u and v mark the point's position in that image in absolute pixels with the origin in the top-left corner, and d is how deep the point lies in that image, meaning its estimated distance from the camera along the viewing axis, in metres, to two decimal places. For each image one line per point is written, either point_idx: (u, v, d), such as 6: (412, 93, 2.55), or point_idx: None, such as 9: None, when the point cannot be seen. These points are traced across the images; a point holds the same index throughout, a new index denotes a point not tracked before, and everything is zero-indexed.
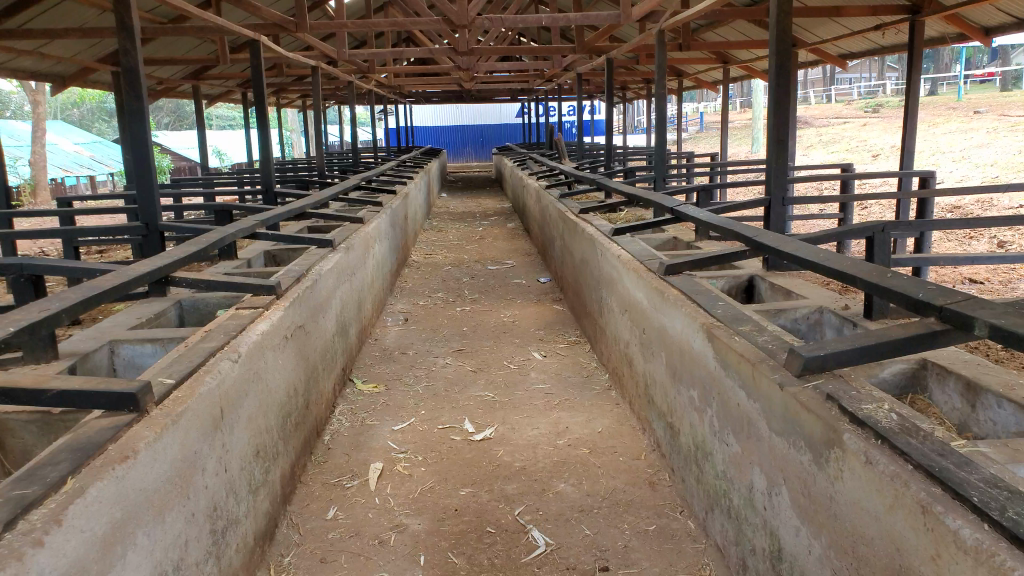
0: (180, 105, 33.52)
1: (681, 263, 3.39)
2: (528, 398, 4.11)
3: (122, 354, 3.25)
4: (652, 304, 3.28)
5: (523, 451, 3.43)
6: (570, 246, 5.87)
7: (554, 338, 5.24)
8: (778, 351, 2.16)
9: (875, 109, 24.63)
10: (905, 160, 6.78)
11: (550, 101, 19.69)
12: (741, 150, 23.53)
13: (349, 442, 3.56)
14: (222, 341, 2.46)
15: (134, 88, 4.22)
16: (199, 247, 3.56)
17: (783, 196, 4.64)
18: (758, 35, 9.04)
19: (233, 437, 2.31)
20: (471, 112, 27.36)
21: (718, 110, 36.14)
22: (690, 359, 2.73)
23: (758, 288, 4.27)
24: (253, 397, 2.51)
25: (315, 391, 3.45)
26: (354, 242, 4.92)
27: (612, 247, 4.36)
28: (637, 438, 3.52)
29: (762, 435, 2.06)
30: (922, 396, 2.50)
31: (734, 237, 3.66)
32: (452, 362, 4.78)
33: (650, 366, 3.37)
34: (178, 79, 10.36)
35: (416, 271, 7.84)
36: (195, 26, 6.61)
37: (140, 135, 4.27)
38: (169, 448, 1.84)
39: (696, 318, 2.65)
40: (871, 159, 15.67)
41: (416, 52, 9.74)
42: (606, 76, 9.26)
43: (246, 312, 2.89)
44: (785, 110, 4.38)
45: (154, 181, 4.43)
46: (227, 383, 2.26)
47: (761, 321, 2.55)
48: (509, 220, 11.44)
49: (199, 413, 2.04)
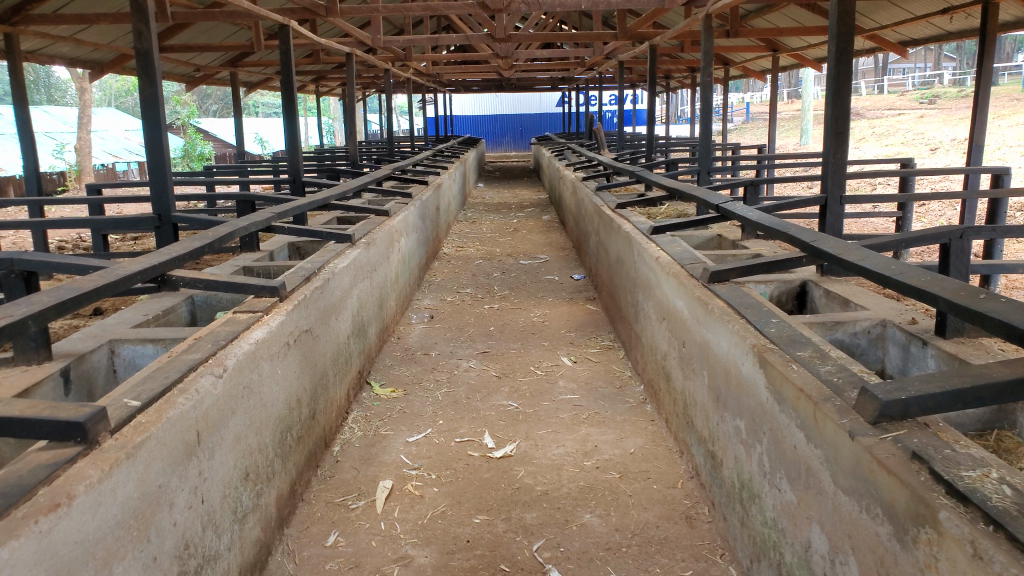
0: (228, 93, 34.08)
1: (729, 270, 3.01)
2: (556, 410, 3.80)
3: (123, 355, 3.00)
4: (694, 316, 2.92)
5: (546, 473, 3.13)
6: (606, 243, 5.51)
7: (585, 343, 4.91)
8: (847, 389, 1.80)
9: (931, 100, 23.51)
10: (973, 156, 6.23)
11: (591, 90, 19.19)
12: (790, 142, 22.69)
13: (360, 455, 3.30)
14: (208, 352, 2.18)
15: (147, 73, 3.97)
16: (205, 241, 3.29)
17: (840, 194, 4.19)
18: (812, 22, 8.48)
19: (215, 463, 2.02)
20: (511, 100, 27.02)
21: (764, 102, 35.16)
22: (736, 383, 2.39)
23: (811, 295, 3.88)
24: (243, 415, 2.24)
25: (323, 400, 3.18)
26: (377, 236, 4.66)
27: (651, 247, 3.99)
28: (674, 462, 3.19)
29: (824, 489, 1.72)
30: (1010, 433, 2.14)
31: (787, 240, 3.25)
32: (476, 366, 4.49)
33: (690, 384, 3.02)
34: (217, 66, 10.20)
35: (447, 264, 7.58)
36: (226, 11, 6.35)
37: (153, 121, 4.01)
38: (124, 490, 1.54)
39: (747, 339, 2.29)
40: (929, 153, 14.84)
41: (452, 39, 9.31)
42: (649, 64, 8.80)
43: (244, 315, 2.61)
44: (845, 100, 3.96)
45: (169, 169, 4.17)
46: (206, 404, 1.97)
47: (823, 345, 2.19)
48: (544, 212, 11.12)
49: (167, 441, 1.75)
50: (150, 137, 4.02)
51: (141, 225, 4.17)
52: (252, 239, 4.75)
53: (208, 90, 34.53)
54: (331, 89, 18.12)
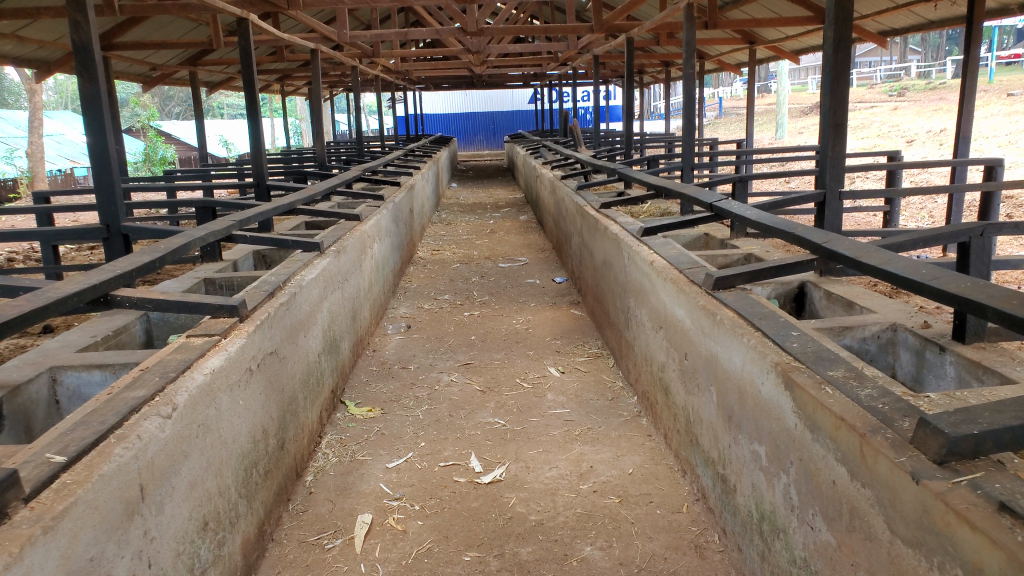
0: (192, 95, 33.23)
1: (733, 275, 2.79)
2: (545, 427, 3.54)
3: (65, 383, 2.68)
4: (698, 328, 2.68)
5: (539, 499, 2.87)
6: (589, 245, 5.26)
7: (573, 351, 4.67)
8: (896, 418, 1.59)
9: (901, 93, 23.82)
10: (960, 147, 6.13)
11: (566, 86, 18.97)
12: (765, 136, 22.76)
13: (335, 485, 3.01)
14: (155, 387, 1.87)
15: (88, 73, 3.59)
16: (157, 254, 2.95)
17: (838, 190, 4.02)
18: (788, 13, 8.33)
19: (164, 517, 1.72)
20: (483, 99, 26.72)
21: (737, 98, 35.31)
22: (754, 404, 2.17)
23: (811, 297, 3.69)
24: (199, 458, 1.93)
25: (292, 427, 2.88)
26: (348, 244, 4.34)
27: (641, 251, 3.76)
28: (677, 484, 2.96)
29: (877, 535, 1.48)
30: None
31: (793, 241, 3.04)
32: (458, 380, 4.20)
33: (694, 400, 2.79)
34: (175, 64, 9.73)
35: (422, 269, 7.28)
36: (180, 4, 5.90)
37: (96, 122, 3.64)
38: (41, 573, 1.25)
39: (767, 356, 2.07)
40: (907, 146, 14.92)
41: (423, 34, 8.85)
42: (627, 58, 8.57)
43: (199, 340, 2.30)
44: (843, 91, 3.78)
45: (116, 175, 3.80)
46: (150, 451, 1.67)
47: (854, 362, 1.99)
48: (521, 212, 10.87)
49: (100, 504, 1.45)
50: (93, 142, 3.66)
51: (87, 236, 3.81)
52: (214, 248, 4.42)
53: (171, 90, 33.72)
54: (299, 89, 17.64)
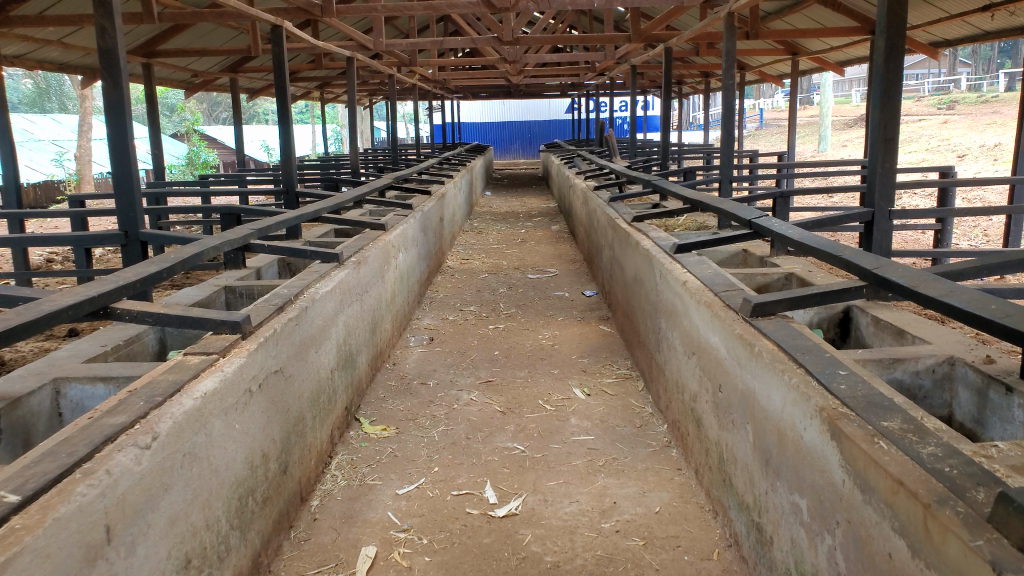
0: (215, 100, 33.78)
1: (774, 301, 2.55)
2: (567, 455, 3.33)
3: (69, 396, 2.48)
4: (735, 359, 2.45)
5: (556, 538, 2.67)
6: (621, 259, 5.04)
7: (599, 371, 4.45)
8: (968, 488, 1.37)
9: (950, 106, 23.07)
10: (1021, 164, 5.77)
11: (604, 95, 18.77)
12: (807, 149, 22.20)
13: (342, 511, 2.84)
14: (137, 413, 1.69)
15: (112, 77, 3.50)
16: (167, 264, 2.82)
17: (888, 209, 3.74)
18: (835, 23, 8.02)
19: (137, 560, 1.50)
20: (520, 107, 26.68)
21: (778, 109, 34.69)
22: (795, 450, 1.93)
23: (856, 323, 3.42)
24: (184, 490, 1.73)
25: (297, 450, 2.71)
26: (368, 255, 4.20)
27: (674, 269, 3.52)
28: (708, 526, 2.73)
29: None
30: None
31: (840, 265, 2.78)
32: (478, 399, 4.01)
33: (729, 437, 2.55)
34: (217, 71, 9.77)
35: (449, 279, 7.14)
36: (216, 11, 5.80)
37: (118, 126, 3.55)
38: None
39: (811, 399, 1.83)
40: (957, 161, 14.39)
41: (458, 41, 8.73)
42: (665, 67, 8.33)
43: (194, 359, 2.14)
44: (896, 103, 3.49)
45: (137, 181, 3.71)
46: (122, 487, 1.47)
47: (910, 411, 1.76)
48: (553, 222, 10.69)
49: (53, 552, 1.25)
50: (114, 147, 3.57)
51: (105, 242, 3.72)
52: (237, 256, 4.29)
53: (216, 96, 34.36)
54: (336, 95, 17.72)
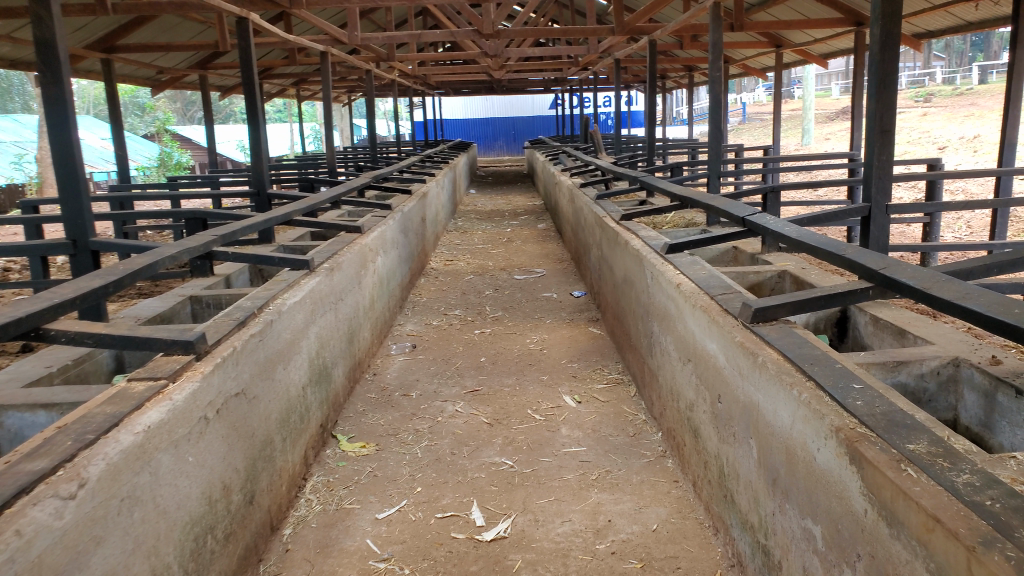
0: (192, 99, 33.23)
1: (774, 305, 2.37)
2: (558, 470, 3.15)
3: (6, 426, 2.28)
4: (736, 368, 2.27)
5: (549, 563, 2.49)
6: (609, 259, 4.85)
7: (591, 376, 4.27)
8: (1015, 527, 1.20)
9: (927, 99, 23.18)
10: (1007, 156, 5.67)
11: (586, 92, 18.62)
12: (790, 143, 22.16)
13: (317, 539, 2.64)
14: (62, 456, 1.49)
15: (51, 72, 3.24)
16: (114, 276, 2.58)
17: (885, 204, 3.59)
18: (818, 14, 7.90)
19: None
20: (502, 104, 26.48)
21: (759, 103, 34.76)
22: (807, 471, 1.76)
23: (855, 322, 3.26)
24: (123, 541, 1.53)
25: (265, 476, 2.51)
26: (343, 260, 3.99)
27: (666, 270, 3.34)
28: (708, 545, 2.56)
29: None
30: None
31: (841, 264, 2.60)
32: (464, 411, 3.82)
33: (730, 451, 2.38)
34: (185, 69, 9.50)
35: (434, 281, 6.93)
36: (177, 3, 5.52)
37: (59, 124, 3.29)
38: None
39: (825, 418, 1.66)
40: (938, 152, 14.40)
41: (435, 35, 8.49)
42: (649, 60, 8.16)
43: (139, 387, 1.93)
44: (891, 93, 3.33)
45: (85, 183, 3.47)
46: (37, 548, 1.27)
47: (934, 429, 1.59)
48: (540, 220, 10.51)
49: None
50: (56, 147, 3.32)
51: (52, 252, 3.50)
52: (204, 263, 4.07)
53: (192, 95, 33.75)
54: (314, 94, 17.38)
